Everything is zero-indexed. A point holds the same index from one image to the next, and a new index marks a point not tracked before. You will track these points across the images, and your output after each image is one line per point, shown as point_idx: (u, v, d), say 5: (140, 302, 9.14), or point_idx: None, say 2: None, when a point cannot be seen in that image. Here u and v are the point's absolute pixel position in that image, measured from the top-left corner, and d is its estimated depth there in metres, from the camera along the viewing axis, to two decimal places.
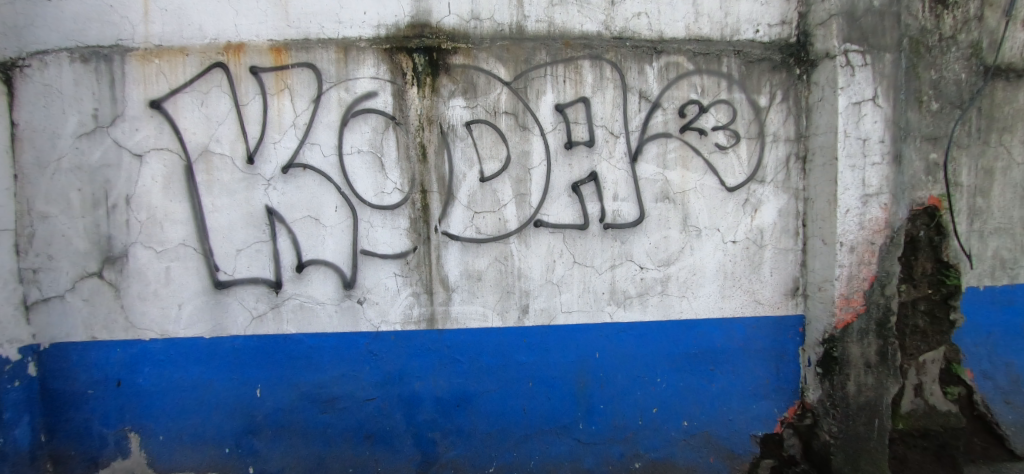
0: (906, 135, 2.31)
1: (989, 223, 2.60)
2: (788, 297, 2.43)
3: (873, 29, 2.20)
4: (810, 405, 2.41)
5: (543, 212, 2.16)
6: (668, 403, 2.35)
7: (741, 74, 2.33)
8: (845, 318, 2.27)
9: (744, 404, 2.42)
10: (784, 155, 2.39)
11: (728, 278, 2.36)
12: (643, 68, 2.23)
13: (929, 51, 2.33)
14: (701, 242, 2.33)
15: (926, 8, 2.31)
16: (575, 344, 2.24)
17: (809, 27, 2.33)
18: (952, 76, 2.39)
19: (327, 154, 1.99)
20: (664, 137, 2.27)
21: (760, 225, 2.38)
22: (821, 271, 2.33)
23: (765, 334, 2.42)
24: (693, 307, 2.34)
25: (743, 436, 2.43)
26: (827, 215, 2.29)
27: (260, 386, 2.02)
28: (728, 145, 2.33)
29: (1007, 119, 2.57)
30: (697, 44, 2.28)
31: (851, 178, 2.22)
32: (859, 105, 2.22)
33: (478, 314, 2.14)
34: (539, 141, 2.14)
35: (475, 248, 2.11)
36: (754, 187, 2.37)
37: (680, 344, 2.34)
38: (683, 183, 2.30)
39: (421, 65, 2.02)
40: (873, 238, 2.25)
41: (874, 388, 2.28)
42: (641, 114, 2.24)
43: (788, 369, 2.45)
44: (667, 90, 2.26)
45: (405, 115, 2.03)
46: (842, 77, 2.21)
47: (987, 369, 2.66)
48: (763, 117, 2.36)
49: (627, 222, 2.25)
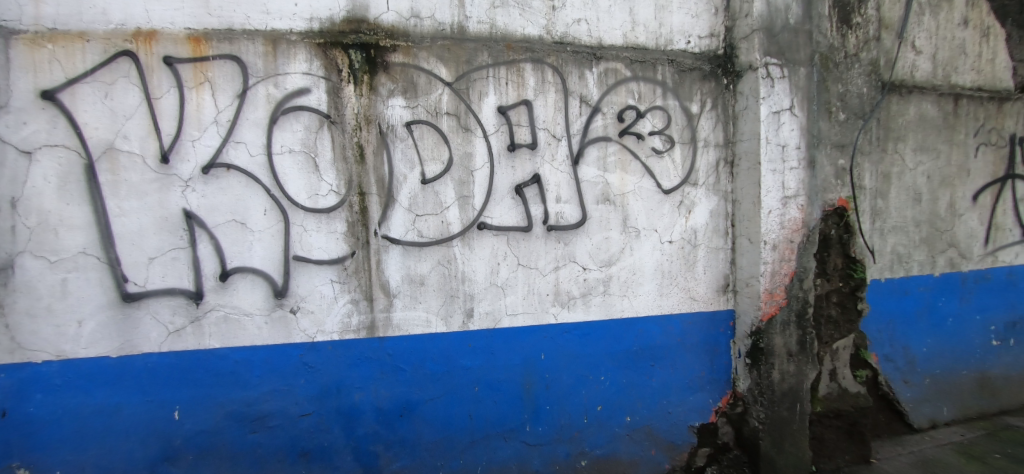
0: (819, 142, 2.53)
1: (888, 222, 2.89)
2: (719, 293, 2.57)
3: (789, 45, 2.42)
4: (740, 393, 2.57)
5: (487, 214, 2.14)
6: (612, 400, 2.41)
7: (674, 82, 2.43)
8: (770, 311, 2.45)
9: (682, 396, 2.53)
10: (714, 160, 2.52)
11: (665, 277, 2.46)
12: (583, 72, 2.28)
13: (836, 67, 2.56)
14: (640, 243, 2.41)
15: (834, 28, 2.53)
16: (521, 346, 2.23)
17: (734, 40, 2.48)
18: (855, 90, 2.64)
19: (254, 154, 1.86)
20: (604, 141, 2.33)
21: (693, 225, 2.50)
22: (748, 268, 2.49)
23: (700, 329, 2.54)
24: (633, 306, 2.42)
25: (681, 428, 2.53)
26: (752, 216, 2.44)
27: (179, 407, 1.83)
28: (664, 149, 2.43)
29: (899, 129, 2.88)
30: (633, 52, 2.36)
31: (772, 181, 2.41)
32: (778, 114, 2.40)
33: (421, 320, 2.08)
34: (481, 143, 2.12)
35: (417, 252, 2.05)
36: (688, 189, 2.48)
37: (622, 342, 2.40)
38: (622, 186, 2.37)
39: (358, 62, 1.94)
40: (791, 236, 2.46)
41: (795, 375, 2.48)
42: (582, 117, 2.28)
43: (720, 361, 2.58)
44: (606, 95, 2.32)
45: (341, 114, 1.94)
46: (763, 88, 2.37)
47: (889, 352, 2.97)
48: (694, 123, 2.48)
49: (569, 224, 2.28)
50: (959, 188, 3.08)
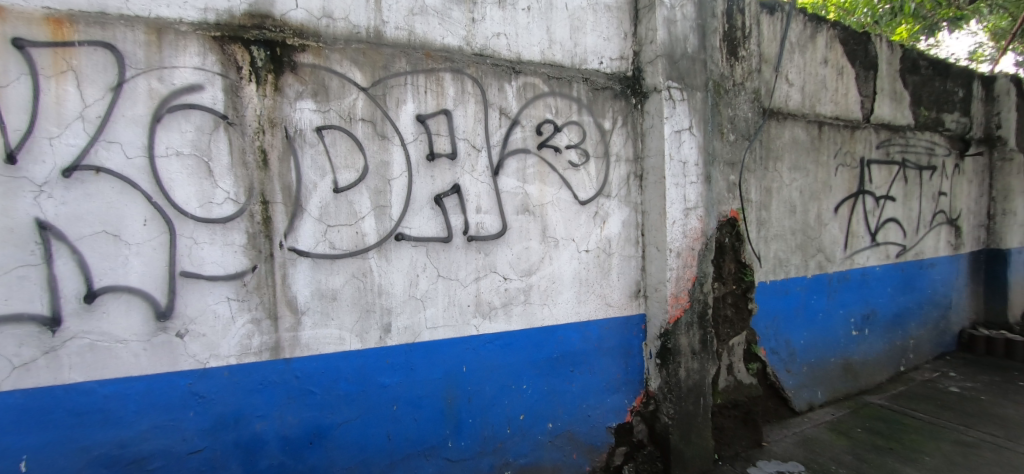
0: (714, 160, 2.79)
1: (770, 231, 3.26)
2: (631, 299, 2.71)
3: (687, 71, 2.66)
4: (652, 392, 2.72)
5: (405, 224, 2.07)
6: (535, 408, 2.43)
7: (588, 99, 2.55)
8: (675, 314, 2.63)
9: (600, 399, 2.62)
10: (625, 174, 2.67)
11: (583, 284, 2.55)
12: (502, 85, 2.30)
13: (726, 93, 2.86)
14: (559, 252, 2.47)
15: (723, 59, 2.83)
16: (441, 360, 2.17)
17: (641, 64, 2.66)
18: (742, 114, 2.96)
19: (132, 156, 1.62)
20: (523, 153, 2.37)
21: (607, 235, 2.62)
22: (656, 274, 2.66)
23: (615, 333, 2.66)
24: (553, 314, 2.47)
25: (600, 430, 2.62)
26: (659, 225, 2.62)
27: (27, 457, 1.51)
28: (579, 163, 2.53)
29: (777, 150, 3.28)
30: (550, 68, 2.44)
31: (676, 194, 2.61)
32: (679, 133, 2.62)
33: (333, 338, 1.94)
34: (399, 151, 2.05)
35: (328, 265, 1.92)
36: (602, 201, 2.60)
37: (543, 350, 2.44)
38: (541, 197, 2.42)
39: (261, 60, 1.79)
40: (692, 244, 2.68)
41: (697, 371, 2.70)
42: (501, 129, 2.31)
43: (634, 363, 2.72)
44: (525, 108, 2.37)
45: (241, 115, 1.77)
46: (666, 109, 2.57)
47: (774, 346, 3.33)
48: (607, 139, 2.61)
49: (489, 234, 2.28)
50: (824, 201, 3.56)
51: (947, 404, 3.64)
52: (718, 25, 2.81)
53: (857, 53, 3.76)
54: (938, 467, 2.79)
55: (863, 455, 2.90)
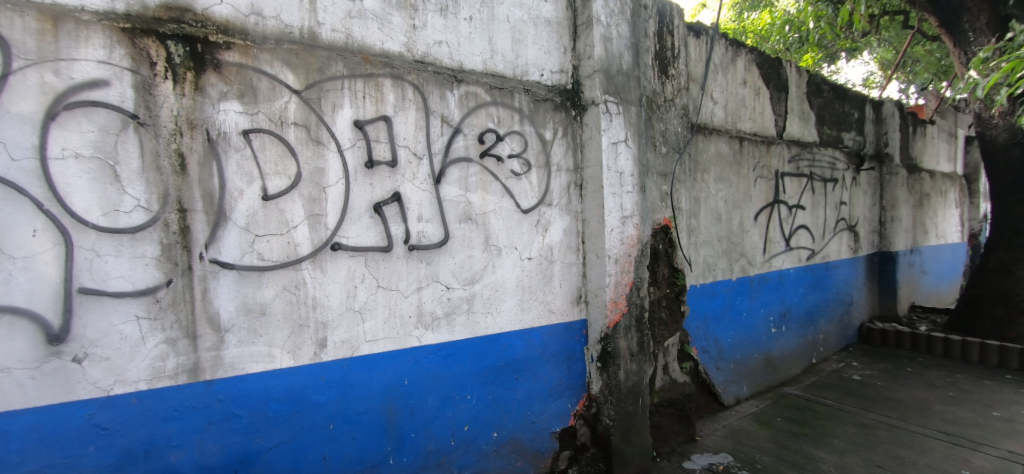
0: (648, 171, 2.94)
1: (699, 238, 3.47)
2: (573, 305, 2.77)
3: (622, 86, 2.78)
4: (594, 395, 2.78)
5: (342, 233, 1.98)
6: (479, 418, 2.40)
7: (530, 110, 2.59)
8: (615, 318, 2.72)
9: (544, 405, 2.64)
10: (566, 183, 2.74)
11: (526, 292, 2.56)
12: (444, 93, 2.28)
13: (658, 109, 3.03)
14: (501, 260, 2.47)
15: (655, 76, 3.00)
16: (381, 373, 2.09)
17: (580, 77, 2.75)
18: (672, 129, 3.15)
19: (18, 157, 1.42)
20: (465, 162, 2.35)
21: (549, 243, 2.66)
22: (596, 280, 2.74)
23: (558, 339, 2.70)
24: (497, 322, 2.46)
25: (544, 435, 2.64)
26: (598, 233, 2.71)
27: None
28: (521, 172, 2.56)
29: (704, 162, 3.50)
30: (492, 78, 2.45)
31: (614, 203, 2.70)
32: (616, 145, 2.73)
33: (261, 356, 1.81)
34: (335, 157, 1.96)
35: (256, 277, 1.79)
36: (544, 209, 2.64)
37: (487, 358, 2.42)
38: (483, 205, 2.41)
39: (179, 56, 1.65)
40: (629, 251, 2.79)
41: (635, 372, 2.80)
42: (443, 137, 2.28)
43: (576, 367, 2.77)
44: (467, 117, 2.36)
45: (155, 115, 1.62)
46: (604, 121, 2.67)
47: (705, 345, 3.53)
48: (548, 149, 2.66)
49: (431, 243, 2.23)
50: (746, 210, 3.85)
51: (851, 391, 4.04)
52: (650, 45, 2.98)
53: (771, 76, 4.13)
54: (845, 448, 3.08)
55: (784, 442, 3.14)
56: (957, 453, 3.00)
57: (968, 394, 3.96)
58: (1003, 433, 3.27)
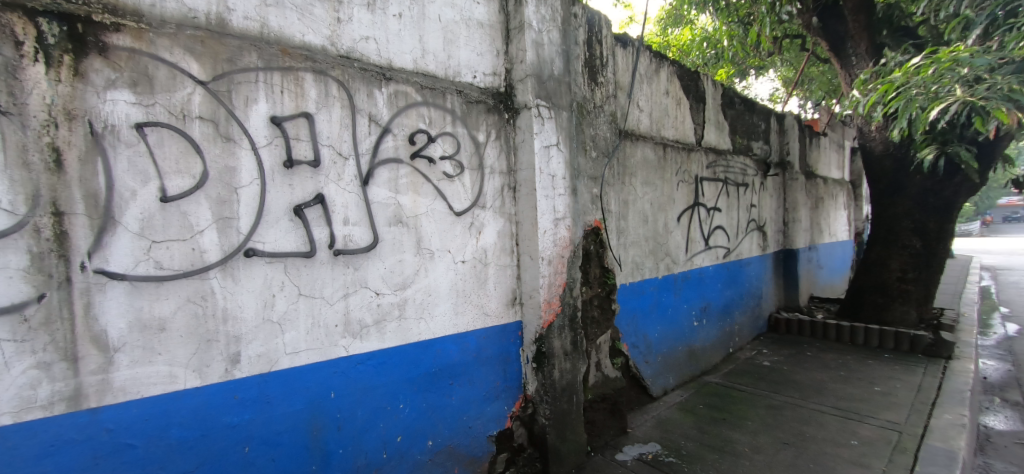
0: (579, 174, 3.02)
1: (628, 239, 3.62)
2: (508, 307, 2.76)
3: (554, 91, 2.84)
4: (529, 396, 2.80)
5: (256, 238, 1.83)
6: (412, 427, 2.32)
7: (462, 111, 2.56)
8: (549, 319, 2.76)
9: (480, 409, 2.61)
10: (500, 186, 2.73)
11: (460, 295, 2.52)
12: (372, 91, 2.19)
13: (588, 114, 3.13)
14: (434, 264, 2.41)
15: (584, 83, 3.10)
16: (304, 387, 1.95)
17: (513, 81, 2.76)
18: (601, 134, 3.26)
19: None
20: (395, 163, 2.27)
21: (483, 245, 2.64)
22: (530, 281, 2.76)
23: (493, 342, 2.68)
24: (430, 328, 2.39)
25: (480, 440, 2.61)
26: (531, 235, 2.73)
27: None
28: (454, 174, 2.51)
29: (632, 167, 3.66)
30: (423, 78, 2.39)
31: (546, 205, 2.74)
32: (548, 148, 2.77)
33: (161, 376, 1.61)
34: (248, 156, 1.81)
35: (153, 289, 1.60)
36: (477, 212, 2.61)
37: (420, 366, 2.35)
38: (414, 208, 2.33)
39: (55, 36, 1.43)
40: (562, 252, 2.85)
41: (568, 371, 2.87)
42: (371, 137, 2.18)
43: (512, 369, 2.77)
44: (396, 117, 2.28)
45: (22, 103, 1.38)
46: (536, 125, 2.70)
47: (634, 341, 3.69)
48: (481, 151, 2.64)
49: (359, 247, 2.12)
50: (669, 212, 4.07)
51: (762, 376, 4.40)
52: (580, 53, 3.07)
53: (691, 88, 4.41)
54: (757, 429, 3.34)
55: (705, 428, 3.35)
56: (848, 425, 3.38)
57: (856, 373, 4.47)
58: (883, 405, 3.72)
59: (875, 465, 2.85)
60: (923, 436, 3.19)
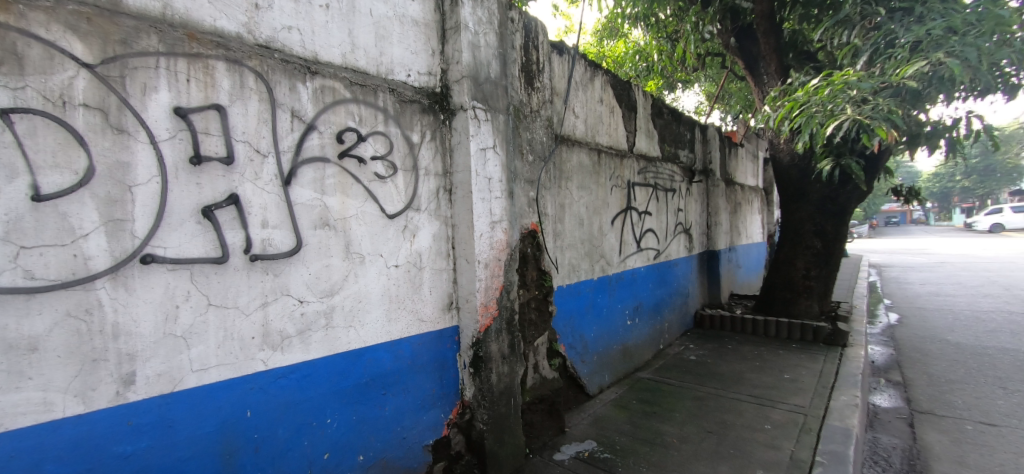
0: (515, 177, 3.03)
1: (564, 241, 3.67)
2: (444, 312, 2.70)
3: (490, 94, 2.82)
4: (467, 402, 2.76)
5: (156, 243, 1.63)
6: (341, 442, 2.19)
7: (395, 110, 2.47)
8: (485, 322, 2.73)
9: (415, 418, 2.53)
10: (435, 188, 2.66)
11: (393, 301, 2.41)
12: (295, 85, 2.04)
13: (524, 118, 3.15)
14: (365, 269, 2.29)
15: (521, 87, 3.12)
16: (215, 407, 1.76)
17: (448, 81, 2.70)
18: (537, 138, 3.30)
19: None
20: (321, 162, 2.13)
21: (418, 249, 2.55)
22: (467, 285, 2.71)
23: (428, 348, 2.60)
24: (361, 336, 2.26)
25: (416, 450, 2.52)
26: (467, 239, 2.69)
27: None
28: (386, 175, 2.41)
29: (568, 171, 3.73)
30: (353, 74, 2.27)
31: (482, 208, 2.71)
32: (484, 151, 2.74)
33: (31, 404, 1.39)
34: (146, 150, 1.61)
35: (21, 302, 1.38)
36: (411, 214, 2.52)
37: (350, 376, 2.22)
38: (343, 210, 2.21)
39: None
40: (498, 255, 2.83)
41: (506, 374, 2.85)
42: (293, 134, 2.03)
43: (448, 375, 2.70)
44: (322, 113, 2.14)
45: None
46: (472, 127, 2.67)
47: (571, 341, 3.74)
48: (415, 152, 2.56)
49: (279, 252, 1.97)
50: (603, 215, 4.19)
51: (689, 370, 4.65)
52: (516, 58, 3.09)
53: (623, 97, 4.58)
54: (684, 420, 3.51)
55: (638, 422, 3.47)
56: (762, 411, 3.65)
57: (770, 363, 4.84)
58: (792, 391, 4.06)
59: (785, 446, 3.10)
60: (824, 416, 3.51)
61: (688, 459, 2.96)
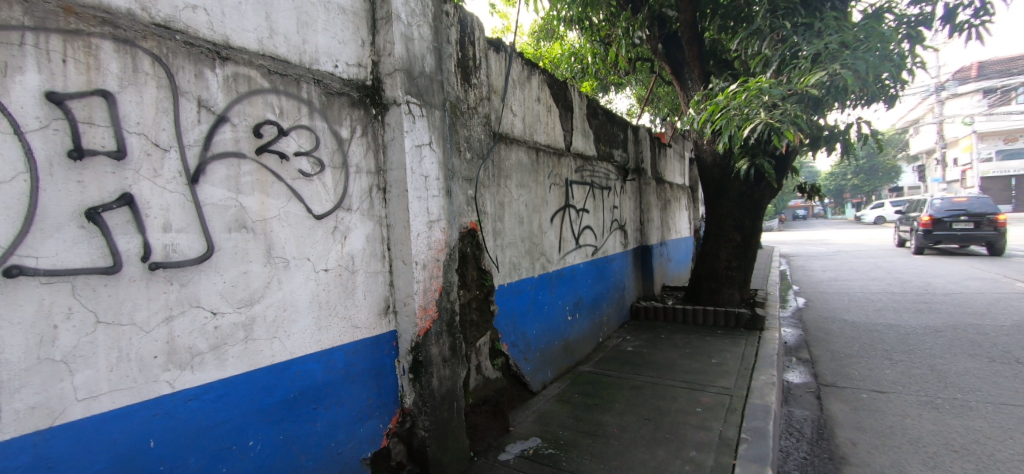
0: (453, 175, 2.94)
1: (504, 240, 3.63)
2: (380, 317, 2.55)
3: (425, 89, 2.71)
4: (407, 409, 2.64)
5: (25, 252, 1.39)
6: (266, 465, 2.00)
7: (321, 103, 2.30)
8: (424, 326, 2.63)
9: (351, 431, 2.38)
10: (367, 186, 2.51)
11: (323, 308, 2.24)
12: (202, 72, 1.82)
13: (460, 115, 3.07)
14: (290, 275, 2.10)
15: (457, 83, 3.03)
16: (107, 440, 1.53)
17: (380, 74, 2.56)
18: (475, 135, 3.23)
19: None
20: (236, 158, 1.93)
21: (350, 252, 2.40)
22: (404, 288, 2.59)
23: (363, 356, 2.45)
24: (287, 348, 2.08)
25: (353, 465, 2.37)
26: (403, 239, 2.56)
27: None
28: (312, 172, 2.24)
29: (507, 169, 3.70)
30: (272, 62, 2.08)
31: (419, 207, 2.60)
32: (420, 147, 2.63)
33: None
34: (9, 142, 1.37)
35: None
36: (342, 215, 2.36)
37: (275, 393, 2.03)
38: (262, 211, 2.01)
39: None
40: (437, 256, 2.74)
41: (448, 378, 2.77)
42: (201, 126, 1.82)
43: (386, 383, 2.57)
44: (236, 104, 1.94)
45: None
46: (406, 122, 2.55)
47: (514, 340, 3.71)
48: (344, 148, 2.40)
49: (187, 259, 1.75)
50: (543, 213, 4.20)
51: (627, 360, 4.79)
52: (452, 53, 3.00)
53: (560, 96, 4.62)
54: (623, 410, 3.60)
55: (580, 415, 3.51)
56: (693, 395, 3.83)
57: (699, 349, 5.11)
58: (719, 374, 4.30)
59: (715, 427, 3.26)
60: (748, 396, 3.74)
61: (628, 447, 3.02)
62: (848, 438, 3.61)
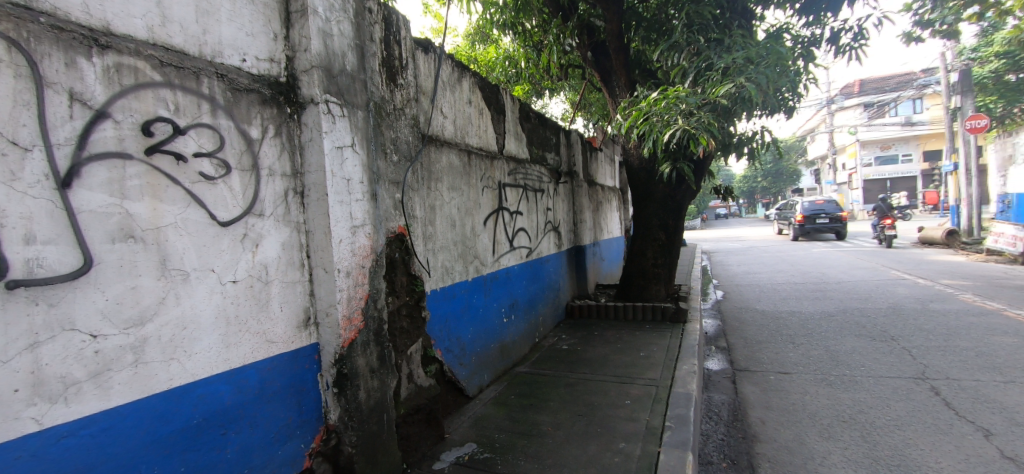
0: (378, 178, 2.83)
1: (436, 243, 3.56)
2: (300, 329, 2.39)
3: (346, 88, 2.59)
4: (332, 425, 2.49)
5: None
6: None
7: (226, 100, 2.11)
8: (349, 336, 2.50)
9: (267, 454, 2.20)
10: (281, 190, 2.34)
11: (232, 323, 2.05)
12: (76, 60, 1.60)
13: (386, 116, 2.96)
14: (191, 288, 1.90)
15: (381, 83, 2.93)
16: None
17: (295, 71, 2.40)
18: (402, 137, 3.14)
19: None
20: (119, 158, 1.71)
21: (263, 261, 2.22)
22: (326, 297, 2.45)
23: (281, 373, 2.28)
24: (189, 369, 1.87)
25: None
26: (324, 246, 2.42)
27: None
28: (216, 175, 2.04)
29: (438, 171, 3.63)
30: (165, 53, 1.87)
31: (341, 212, 2.47)
32: (341, 149, 2.50)
33: None
34: None
35: None
36: (252, 221, 2.18)
37: (175, 420, 1.82)
38: (154, 218, 1.80)
39: None
40: (362, 263, 2.62)
41: (376, 389, 2.65)
42: (74, 122, 1.60)
43: (308, 400, 2.41)
44: (118, 98, 1.72)
45: None
46: (325, 123, 2.41)
47: (449, 345, 3.64)
48: (254, 149, 2.23)
49: (58, 275, 1.53)
50: (475, 216, 4.17)
51: (562, 359, 4.89)
52: (376, 51, 2.89)
53: (491, 99, 4.62)
54: (558, 408, 3.66)
55: (515, 417, 3.52)
56: (623, 388, 3.98)
57: (629, 344, 5.33)
58: (646, 366, 4.51)
59: (642, 417, 3.41)
60: (672, 386, 3.95)
61: (561, 444, 3.07)
62: (758, 418, 3.92)
